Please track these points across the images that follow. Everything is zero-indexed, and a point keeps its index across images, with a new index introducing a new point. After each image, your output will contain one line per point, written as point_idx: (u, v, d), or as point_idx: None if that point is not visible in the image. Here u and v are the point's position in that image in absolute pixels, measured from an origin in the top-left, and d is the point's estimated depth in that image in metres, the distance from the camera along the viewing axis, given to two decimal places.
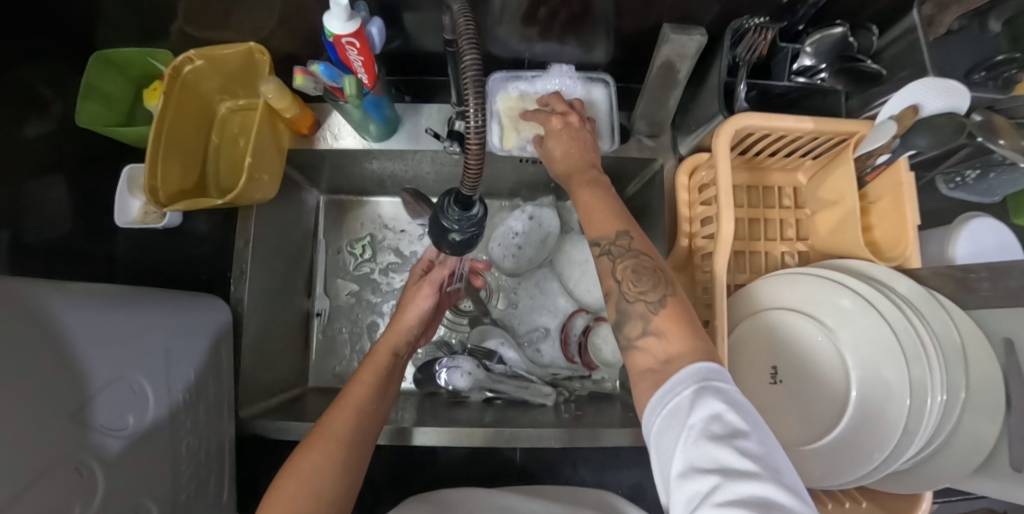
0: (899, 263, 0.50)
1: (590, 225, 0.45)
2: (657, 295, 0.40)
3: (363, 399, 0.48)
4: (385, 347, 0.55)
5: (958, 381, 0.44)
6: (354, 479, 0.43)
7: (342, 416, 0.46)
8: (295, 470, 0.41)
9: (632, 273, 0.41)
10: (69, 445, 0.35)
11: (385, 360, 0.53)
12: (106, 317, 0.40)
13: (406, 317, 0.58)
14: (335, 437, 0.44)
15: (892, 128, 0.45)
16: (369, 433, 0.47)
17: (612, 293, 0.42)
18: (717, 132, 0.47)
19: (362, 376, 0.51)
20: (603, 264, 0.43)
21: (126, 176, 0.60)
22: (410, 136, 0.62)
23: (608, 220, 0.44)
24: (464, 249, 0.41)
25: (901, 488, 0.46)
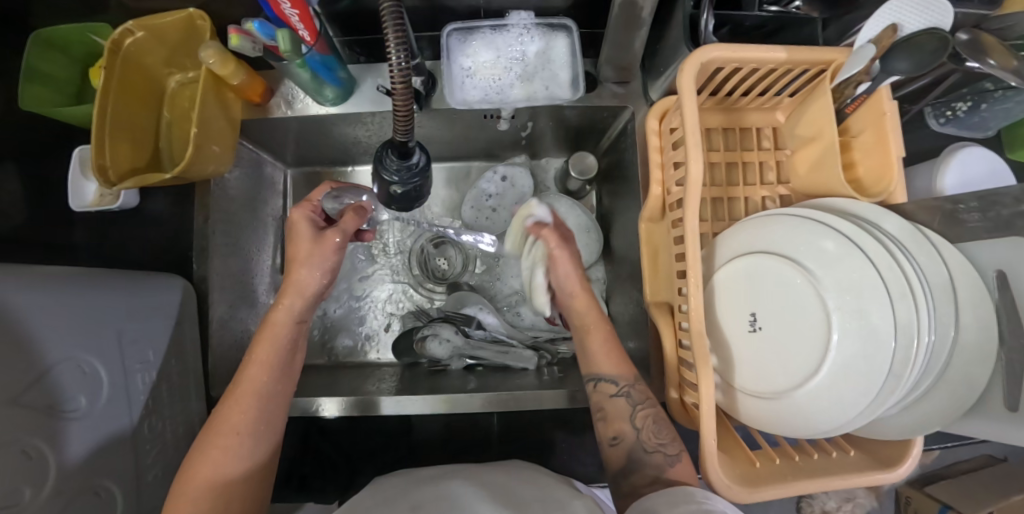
0: (883, 199, 0.47)
1: (604, 364, 0.50)
2: (664, 440, 0.46)
3: (263, 386, 0.45)
4: (285, 313, 0.48)
5: (950, 319, 0.40)
6: (265, 468, 0.44)
7: (241, 407, 0.43)
8: (197, 469, 0.40)
9: (652, 423, 0.47)
10: (17, 426, 0.34)
11: (283, 329, 0.47)
12: (45, 298, 0.39)
13: (303, 282, 0.48)
14: (238, 431, 0.42)
15: (870, 52, 0.41)
16: (279, 419, 0.46)
17: (626, 436, 0.47)
18: (680, 69, 0.44)
19: (256, 358, 0.46)
20: (619, 406, 0.48)
21: (77, 159, 0.57)
22: (364, 98, 0.60)
23: (621, 363, 0.50)
24: (407, 202, 0.41)
25: (886, 433, 0.44)
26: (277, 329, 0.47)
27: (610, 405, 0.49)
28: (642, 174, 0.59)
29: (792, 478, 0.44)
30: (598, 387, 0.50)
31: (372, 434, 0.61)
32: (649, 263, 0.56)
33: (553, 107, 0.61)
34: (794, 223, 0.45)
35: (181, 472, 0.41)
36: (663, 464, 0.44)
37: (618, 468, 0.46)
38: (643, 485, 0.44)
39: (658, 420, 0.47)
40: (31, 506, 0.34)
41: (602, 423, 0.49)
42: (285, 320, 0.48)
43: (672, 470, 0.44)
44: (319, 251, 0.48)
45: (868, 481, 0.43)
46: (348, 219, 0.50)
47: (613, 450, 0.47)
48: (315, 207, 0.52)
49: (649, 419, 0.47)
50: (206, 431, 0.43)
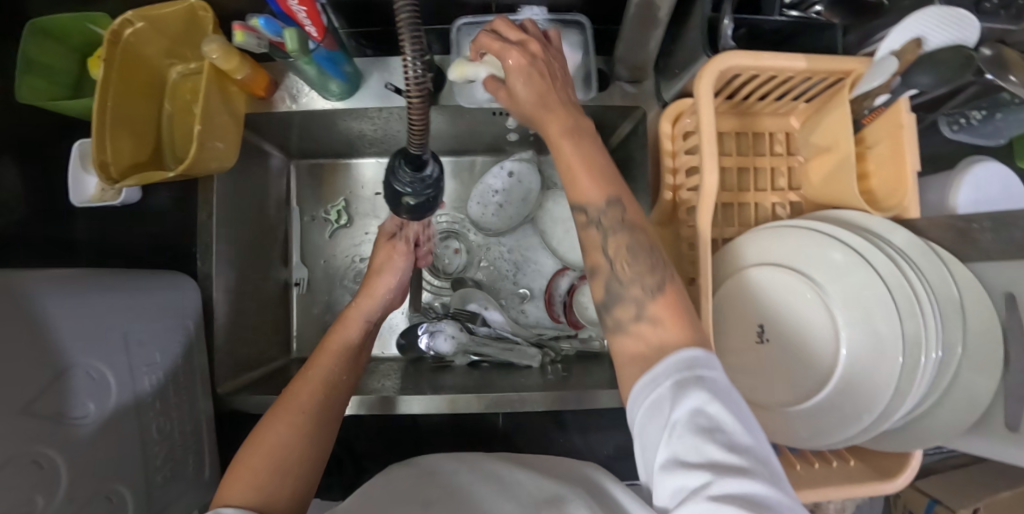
0: (896, 213, 0.46)
1: (606, 287, 0.39)
2: (644, 269, 0.37)
3: (334, 370, 0.47)
4: (357, 312, 0.54)
5: (956, 337, 0.41)
6: (320, 448, 0.42)
7: (309, 386, 0.45)
8: (259, 442, 0.40)
9: (626, 251, 0.38)
10: (27, 437, 0.34)
11: (357, 324, 0.54)
12: (49, 306, 0.38)
13: (377, 286, 0.56)
14: (302, 409, 0.43)
15: (892, 66, 0.42)
16: (341, 404, 0.47)
17: (601, 269, 0.39)
18: (700, 75, 0.44)
19: (328, 347, 0.50)
20: (590, 236, 0.39)
21: (77, 153, 0.56)
22: (376, 93, 0.58)
23: (598, 181, 0.38)
24: (421, 213, 0.39)
25: (885, 446, 0.45)
26: (351, 323, 0.53)
27: (584, 238, 0.39)
28: (651, 177, 0.58)
29: (794, 486, 0.44)
30: (574, 215, 0.40)
31: (378, 433, 0.62)
32: None
33: None
34: (803, 235, 0.44)
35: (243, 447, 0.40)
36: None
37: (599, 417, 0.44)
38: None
39: (634, 249, 0.38)
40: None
41: (580, 254, 0.41)
42: (358, 316, 0.54)
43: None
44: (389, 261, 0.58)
45: (865, 492, 0.44)
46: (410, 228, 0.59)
47: (592, 284, 0.40)
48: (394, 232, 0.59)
49: (624, 249, 0.38)
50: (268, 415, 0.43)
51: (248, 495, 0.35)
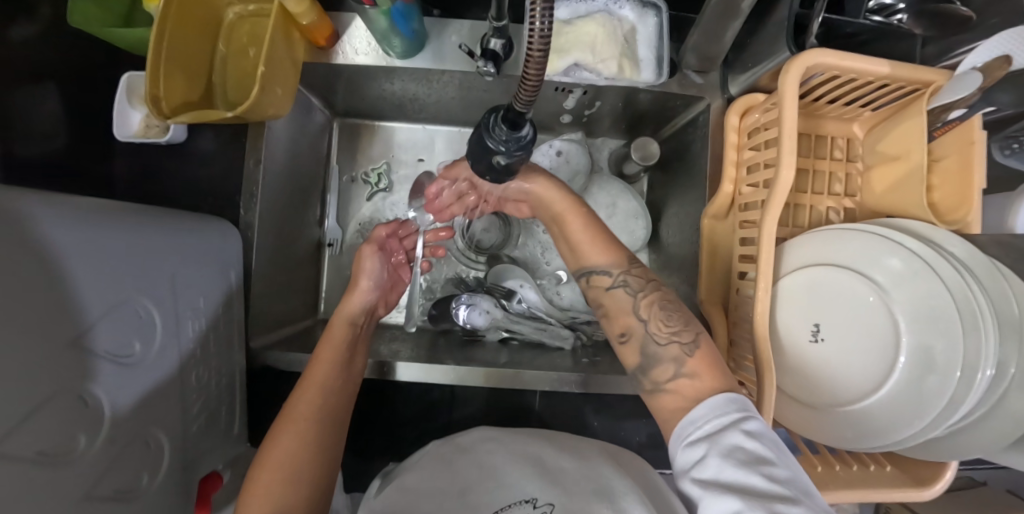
0: (957, 228, 0.47)
1: (594, 257, 0.50)
2: (676, 328, 0.45)
3: (332, 374, 0.47)
4: (342, 317, 0.53)
5: (1011, 356, 0.41)
6: (329, 454, 0.42)
7: (308, 395, 0.44)
8: (268, 455, 0.40)
9: (659, 312, 0.46)
10: (75, 372, 0.32)
11: (341, 325, 0.52)
12: (107, 236, 0.36)
13: (361, 285, 0.56)
14: (306, 417, 0.43)
15: (976, 81, 0.42)
16: (344, 410, 0.46)
17: (634, 331, 0.47)
18: (785, 70, 0.43)
19: (320, 353, 0.49)
20: (618, 298, 0.48)
21: (125, 86, 0.54)
22: (437, 54, 0.57)
23: (608, 250, 0.50)
24: (502, 175, 0.38)
25: (924, 455, 0.45)
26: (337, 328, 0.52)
27: (609, 299, 0.49)
28: (709, 170, 0.59)
29: (834, 487, 0.45)
30: (592, 280, 0.50)
31: (408, 401, 0.61)
32: (707, 257, 0.57)
33: (627, 89, 0.59)
34: (866, 238, 0.45)
35: (256, 458, 0.40)
36: (679, 356, 0.44)
37: (634, 365, 0.47)
38: (665, 379, 0.44)
39: (664, 306, 0.47)
40: (85, 454, 0.33)
41: (609, 320, 0.49)
42: (342, 319, 0.53)
43: (690, 360, 0.43)
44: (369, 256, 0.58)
45: (902, 496, 0.45)
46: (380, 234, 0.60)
47: (625, 346, 0.48)
48: (383, 240, 0.60)
49: (654, 306, 0.47)
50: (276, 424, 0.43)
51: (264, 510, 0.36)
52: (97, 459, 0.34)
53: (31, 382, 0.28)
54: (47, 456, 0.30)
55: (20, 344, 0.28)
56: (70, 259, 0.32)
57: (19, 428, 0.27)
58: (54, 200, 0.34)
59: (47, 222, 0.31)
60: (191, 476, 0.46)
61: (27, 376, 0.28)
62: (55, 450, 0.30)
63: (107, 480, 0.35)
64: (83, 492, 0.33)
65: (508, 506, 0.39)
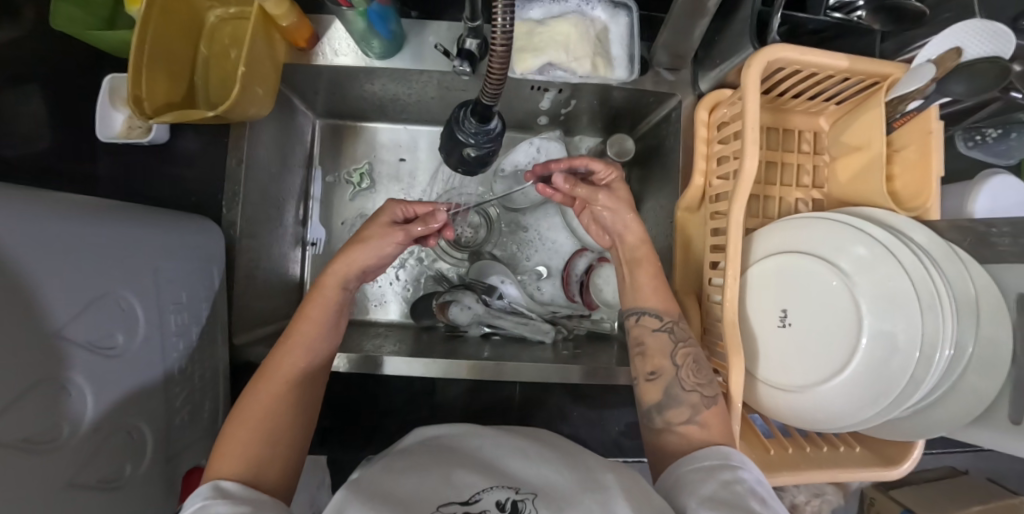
0: (918, 214, 0.48)
1: (645, 298, 0.51)
2: (704, 380, 0.46)
3: (315, 340, 0.46)
4: (334, 278, 0.49)
5: (970, 335, 0.42)
6: (305, 415, 0.44)
7: (290, 360, 0.44)
8: (245, 413, 0.41)
9: (692, 362, 0.47)
10: (55, 362, 0.32)
11: (332, 294, 0.48)
12: (89, 229, 0.37)
13: (359, 257, 0.49)
14: (284, 380, 0.43)
15: (928, 73, 0.43)
16: (322, 374, 0.47)
17: (665, 372, 0.48)
18: (747, 64, 0.45)
19: (307, 315, 0.47)
20: (661, 341, 0.49)
21: (107, 88, 0.55)
22: (416, 54, 0.58)
23: (668, 299, 0.51)
24: (476, 165, 0.41)
25: (891, 434, 0.46)
26: (327, 291, 0.48)
27: (652, 340, 0.49)
28: (683, 164, 0.60)
29: (804, 466, 0.46)
30: (642, 321, 0.51)
31: (391, 395, 0.62)
32: (681, 248, 0.58)
33: (602, 87, 0.61)
34: (833, 227, 0.46)
35: (232, 412, 0.41)
36: (698, 404, 0.45)
37: (653, 403, 0.47)
38: (677, 421, 0.45)
39: (699, 359, 0.47)
40: (68, 442, 0.33)
41: (641, 357, 0.49)
42: (335, 284, 0.49)
43: (705, 411, 0.44)
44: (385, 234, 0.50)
45: (870, 476, 0.46)
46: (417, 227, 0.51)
47: (650, 384, 0.48)
48: (406, 207, 0.54)
49: (690, 357, 0.48)
50: (255, 380, 0.43)
51: (237, 466, 0.37)
52: (79, 449, 0.34)
53: (12, 370, 0.29)
54: (29, 442, 0.30)
55: (1, 333, 0.28)
56: (54, 250, 0.33)
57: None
58: (36, 195, 0.34)
59: (30, 214, 0.32)
60: (174, 469, 0.46)
61: (8, 364, 0.28)
62: (37, 437, 0.31)
63: (89, 470, 0.36)
64: (64, 480, 0.33)
65: (489, 488, 0.36)
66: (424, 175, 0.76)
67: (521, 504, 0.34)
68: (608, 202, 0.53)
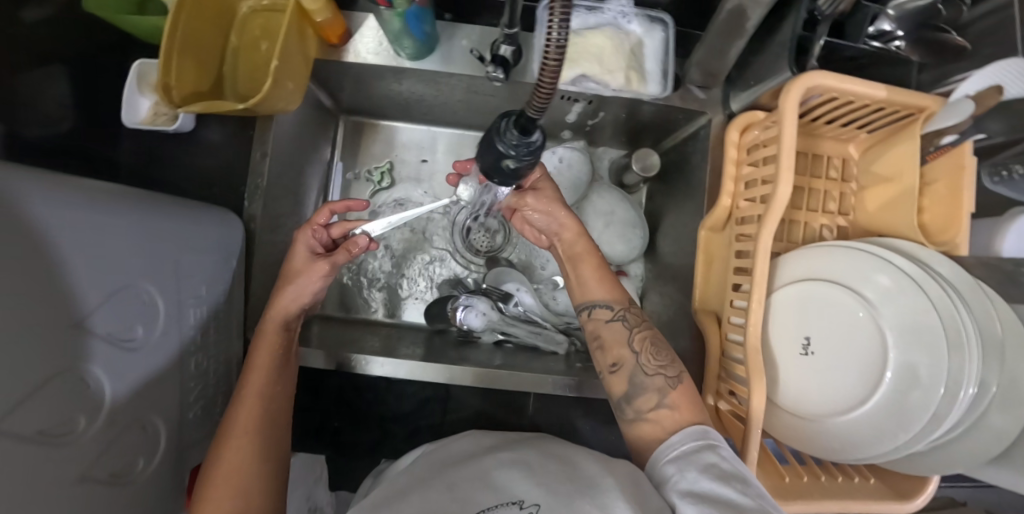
0: (946, 249, 0.48)
1: (597, 291, 0.54)
2: (663, 362, 0.49)
3: (270, 384, 0.46)
4: (274, 321, 0.48)
5: (994, 372, 0.41)
6: (277, 463, 0.44)
7: (247, 410, 0.44)
8: (217, 471, 0.40)
9: (650, 345, 0.50)
10: (76, 354, 0.32)
11: (275, 336, 0.48)
12: (113, 219, 0.36)
13: (290, 298, 0.49)
14: (247, 431, 0.43)
15: (968, 108, 0.44)
16: (285, 417, 0.46)
17: (626, 362, 0.50)
18: (786, 90, 0.45)
19: (256, 361, 0.46)
20: (617, 331, 0.52)
21: (136, 73, 0.55)
22: (446, 56, 0.57)
23: (613, 289, 0.54)
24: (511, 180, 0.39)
25: (908, 468, 0.46)
26: (271, 335, 0.48)
27: (608, 331, 0.52)
28: (709, 183, 0.60)
29: (818, 495, 0.46)
30: (593, 314, 0.54)
31: (402, 398, 0.62)
32: (703, 267, 0.58)
33: (631, 101, 0.61)
34: (860, 255, 0.46)
35: (203, 472, 0.41)
36: (664, 386, 0.47)
37: (621, 391, 0.49)
38: (647, 408, 0.47)
39: (655, 343, 0.50)
40: (83, 436, 0.33)
41: (602, 351, 0.52)
42: (275, 327, 0.48)
43: (673, 393, 0.46)
44: (308, 273, 0.49)
45: (884, 509, 0.46)
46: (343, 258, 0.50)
47: (614, 375, 0.50)
48: (318, 231, 0.51)
49: (646, 341, 0.50)
50: (219, 435, 0.43)
51: None
52: (96, 442, 0.34)
53: (32, 363, 0.28)
54: (46, 435, 0.30)
55: (25, 323, 0.27)
56: (78, 241, 0.32)
57: (18, 410, 0.27)
58: (65, 183, 0.34)
59: (57, 203, 0.31)
60: (184, 464, 0.46)
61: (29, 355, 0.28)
62: (54, 430, 0.30)
63: (103, 463, 0.35)
64: (78, 473, 0.33)
65: (494, 506, 0.36)
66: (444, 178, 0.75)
67: None
68: (537, 204, 0.56)
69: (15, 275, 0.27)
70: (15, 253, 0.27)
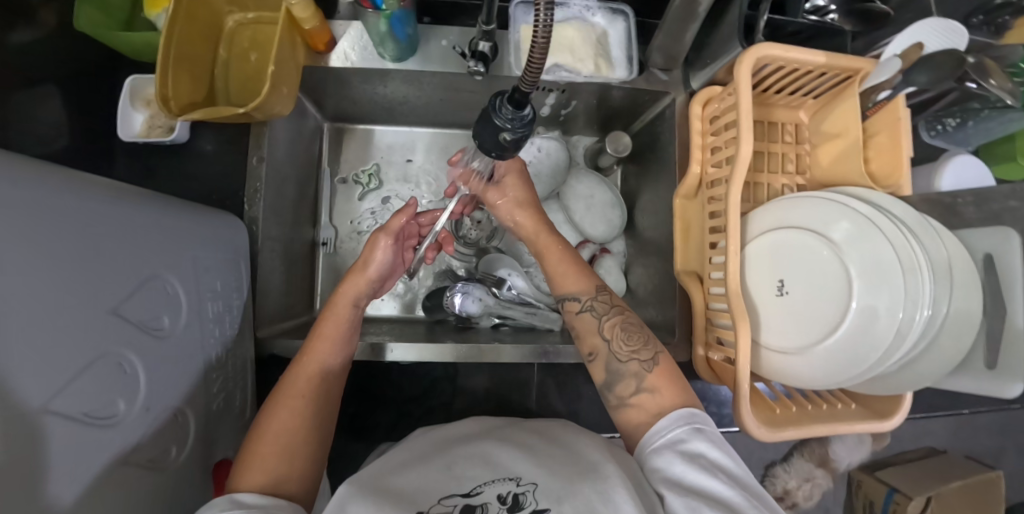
0: (892, 191, 0.54)
1: (569, 284, 0.56)
2: (636, 347, 0.51)
3: (330, 354, 0.49)
4: (344, 299, 0.53)
5: (945, 296, 0.45)
6: (325, 429, 0.46)
7: (307, 374, 0.47)
8: (267, 428, 0.43)
9: (620, 331, 0.52)
10: (112, 338, 0.33)
11: (346, 315, 0.52)
12: (134, 214, 0.38)
13: (369, 270, 0.56)
14: (302, 394, 0.45)
15: (897, 64, 0.49)
16: (337, 388, 0.49)
17: (599, 351, 0.52)
18: (739, 61, 0.50)
19: (322, 333, 0.50)
20: (587, 322, 0.54)
21: (128, 89, 0.57)
22: (424, 56, 0.61)
23: (582, 281, 0.56)
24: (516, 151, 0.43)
25: (883, 389, 0.50)
26: (341, 315, 0.52)
27: (580, 322, 0.54)
28: (679, 156, 0.65)
29: (805, 421, 0.50)
30: (566, 306, 0.56)
31: (412, 383, 0.64)
32: (681, 234, 0.62)
33: (601, 87, 0.66)
34: (821, 204, 0.52)
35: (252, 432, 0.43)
36: (639, 371, 0.50)
37: (602, 381, 0.52)
38: (628, 394, 0.49)
39: (626, 328, 0.52)
40: (126, 417, 0.34)
41: (579, 341, 0.54)
42: (346, 303, 0.53)
43: (650, 375, 0.49)
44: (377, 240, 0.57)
45: (867, 428, 0.50)
46: (395, 221, 0.57)
47: (593, 364, 0.53)
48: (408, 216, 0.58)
49: (617, 328, 0.52)
50: (273, 398, 0.46)
51: (259, 478, 0.39)
52: (136, 426, 0.35)
53: (75, 343, 0.30)
54: (91, 417, 0.31)
55: (69, 305, 0.29)
56: (110, 232, 0.34)
57: (67, 388, 0.29)
58: (92, 181, 0.36)
59: (91, 195, 0.33)
60: (209, 458, 0.47)
61: (74, 333, 0.29)
62: (98, 412, 0.32)
63: (142, 448, 0.36)
64: (122, 454, 0.34)
65: (491, 482, 0.40)
66: (429, 176, 0.79)
67: (522, 496, 0.38)
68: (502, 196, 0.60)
69: (62, 259, 0.29)
70: (61, 238, 0.29)
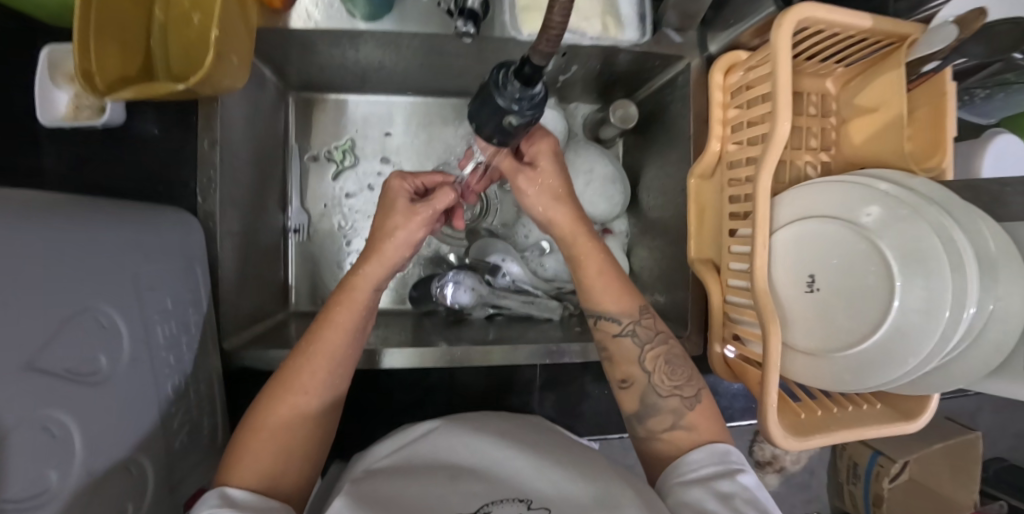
0: (933, 175, 0.49)
1: (609, 301, 0.49)
2: (679, 382, 0.47)
3: (342, 347, 0.43)
4: (366, 281, 0.44)
5: (990, 292, 0.42)
6: (327, 425, 0.43)
7: (312, 368, 0.42)
8: (262, 422, 0.40)
9: (663, 363, 0.48)
10: (36, 398, 0.27)
11: (362, 303, 0.44)
12: (49, 237, 0.30)
13: (389, 251, 0.44)
14: (306, 390, 0.41)
15: (953, 33, 0.42)
16: (345, 381, 0.44)
17: (637, 380, 0.48)
18: (778, 24, 0.42)
19: (336, 321, 0.43)
20: (625, 346, 0.49)
21: (45, 60, 0.47)
22: (401, 14, 0.52)
23: (627, 302, 0.49)
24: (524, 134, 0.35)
25: (912, 390, 0.47)
26: (356, 301, 0.44)
27: (619, 346, 0.49)
28: (693, 130, 0.58)
29: (829, 426, 0.47)
30: (602, 326, 0.50)
31: (402, 387, 0.59)
32: (695, 219, 0.57)
33: (605, 51, 0.57)
34: (857, 191, 0.46)
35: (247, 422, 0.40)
36: (680, 407, 0.46)
37: (633, 410, 0.48)
38: (660, 429, 0.46)
39: (670, 360, 0.48)
40: (61, 491, 0.28)
41: (613, 366, 0.50)
42: (365, 286, 0.44)
43: (690, 413, 0.46)
44: (408, 221, 0.43)
45: (890, 431, 0.48)
46: (442, 196, 0.44)
47: (625, 392, 0.49)
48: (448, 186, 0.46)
49: (660, 359, 0.48)
50: (272, 385, 0.42)
51: (248, 482, 0.37)
52: (78, 496, 0.30)
53: None
54: (17, 505, 0.25)
55: None
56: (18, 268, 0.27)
57: None
58: None
59: None
60: (176, 495, 0.43)
61: None
62: (25, 495, 0.26)
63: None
64: None
65: (499, 500, 0.35)
66: (411, 152, 0.70)
67: None
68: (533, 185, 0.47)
69: None
70: None
